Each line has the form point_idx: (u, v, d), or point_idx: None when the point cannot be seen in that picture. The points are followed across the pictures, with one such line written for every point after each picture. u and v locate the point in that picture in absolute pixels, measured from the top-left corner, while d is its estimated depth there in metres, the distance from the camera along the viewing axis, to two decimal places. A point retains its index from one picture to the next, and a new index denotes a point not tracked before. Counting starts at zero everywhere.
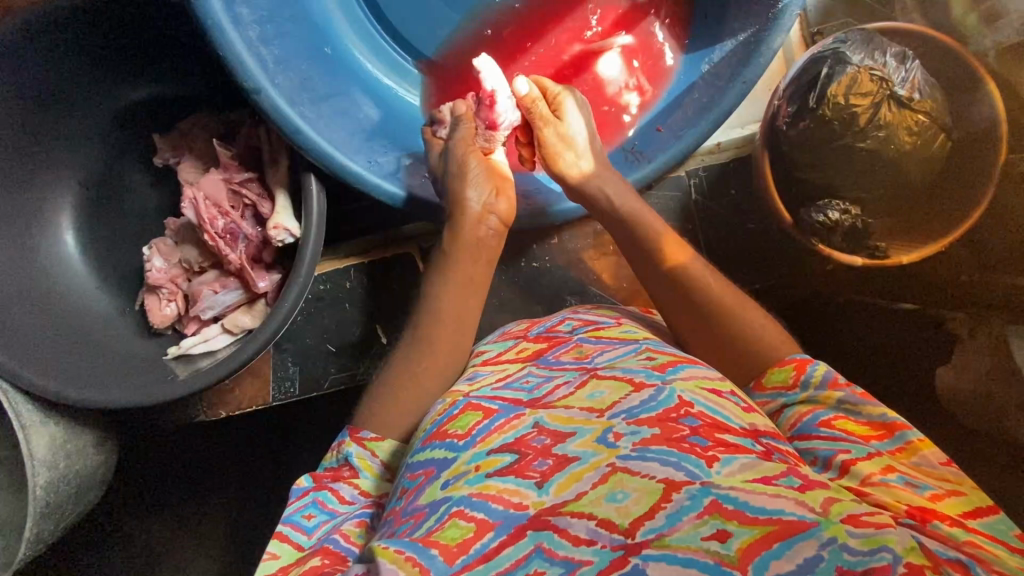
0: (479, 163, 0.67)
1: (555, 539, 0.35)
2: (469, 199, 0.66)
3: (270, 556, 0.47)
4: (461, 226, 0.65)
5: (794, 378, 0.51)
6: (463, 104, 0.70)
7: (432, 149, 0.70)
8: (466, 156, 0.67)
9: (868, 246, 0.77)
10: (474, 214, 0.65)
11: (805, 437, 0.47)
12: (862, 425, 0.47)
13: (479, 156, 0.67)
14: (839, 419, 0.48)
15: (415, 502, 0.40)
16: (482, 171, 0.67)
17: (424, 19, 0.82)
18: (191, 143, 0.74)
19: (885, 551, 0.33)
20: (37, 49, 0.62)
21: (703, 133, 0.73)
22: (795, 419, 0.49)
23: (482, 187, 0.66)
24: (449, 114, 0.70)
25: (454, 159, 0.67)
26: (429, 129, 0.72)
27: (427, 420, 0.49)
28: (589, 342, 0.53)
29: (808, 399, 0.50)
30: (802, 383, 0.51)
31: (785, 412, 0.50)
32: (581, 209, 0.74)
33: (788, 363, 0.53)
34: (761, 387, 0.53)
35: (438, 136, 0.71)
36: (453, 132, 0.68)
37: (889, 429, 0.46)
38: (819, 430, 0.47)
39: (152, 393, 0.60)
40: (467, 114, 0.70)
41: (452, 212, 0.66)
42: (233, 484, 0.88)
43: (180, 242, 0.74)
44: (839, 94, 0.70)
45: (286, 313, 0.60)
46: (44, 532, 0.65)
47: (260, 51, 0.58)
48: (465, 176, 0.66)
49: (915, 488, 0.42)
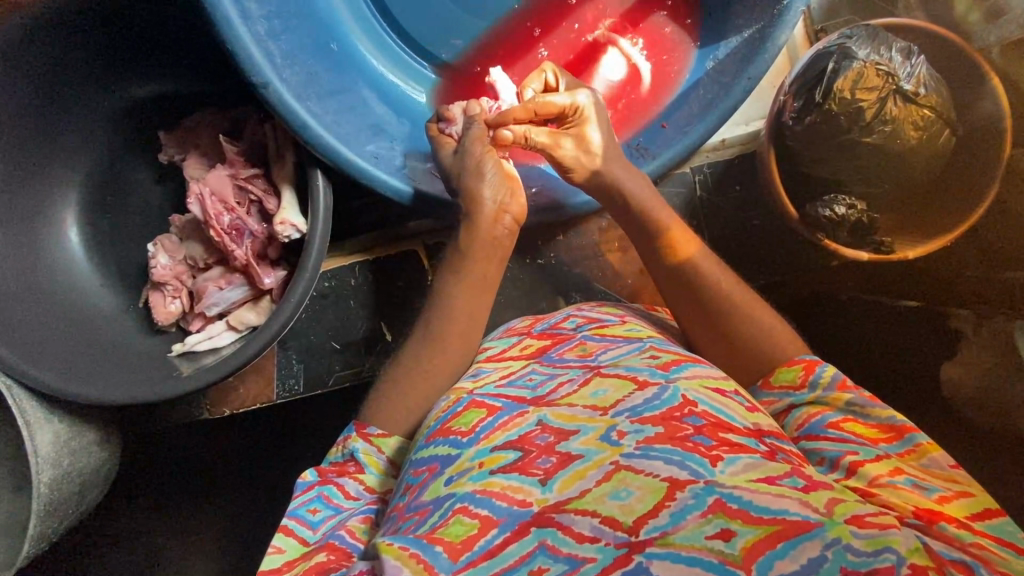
0: (496, 163, 0.64)
1: (559, 536, 0.35)
2: (485, 198, 0.63)
3: (275, 550, 0.47)
4: (476, 224, 0.63)
5: (802, 378, 0.52)
6: (476, 104, 0.67)
7: (444, 148, 0.67)
8: (483, 155, 0.64)
9: (874, 241, 0.78)
10: (490, 214, 0.63)
11: (812, 437, 0.48)
12: (871, 428, 0.47)
13: (495, 155, 0.64)
14: (848, 422, 0.48)
15: (419, 498, 0.40)
16: (498, 172, 0.64)
17: (424, 17, 0.82)
18: (197, 140, 0.74)
19: (889, 552, 0.33)
20: (43, 46, 0.63)
21: (709, 130, 0.72)
22: (802, 420, 0.49)
23: (499, 187, 0.63)
24: (461, 114, 0.68)
25: (471, 156, 0.64)
26: (435, 127, 0.69)
27: (431, 417, 0.49)
28: (593, 340, 0.53)
29: (816, 401, 0.50)
30: (810, 384, 0.51)
31: (794, 413, 0.50)
32: (592, 202, 0.74)
33: (797, 363, 0.53)
34: (769, 386, 0.54)
35: (449, 134, 0.68)
36: (467, 130, 0.65)
37: (897, 432, 0.46)
38: (827, 432, 0.47)
39: (158, 389, 0.61)
40: (482, 114, 0.66)
41: (466, 211, 0.63)
42: (238, 480, 0.88)
43: (185, 239, 0.74)
44: (845, 89, 0.69)
45: (291, 310, 0.60)
46: (46, 530, 0.65)
47: (268, 46, 0.58)
48: (482, 174, 0.63)
49: (923, 490, 0.42)
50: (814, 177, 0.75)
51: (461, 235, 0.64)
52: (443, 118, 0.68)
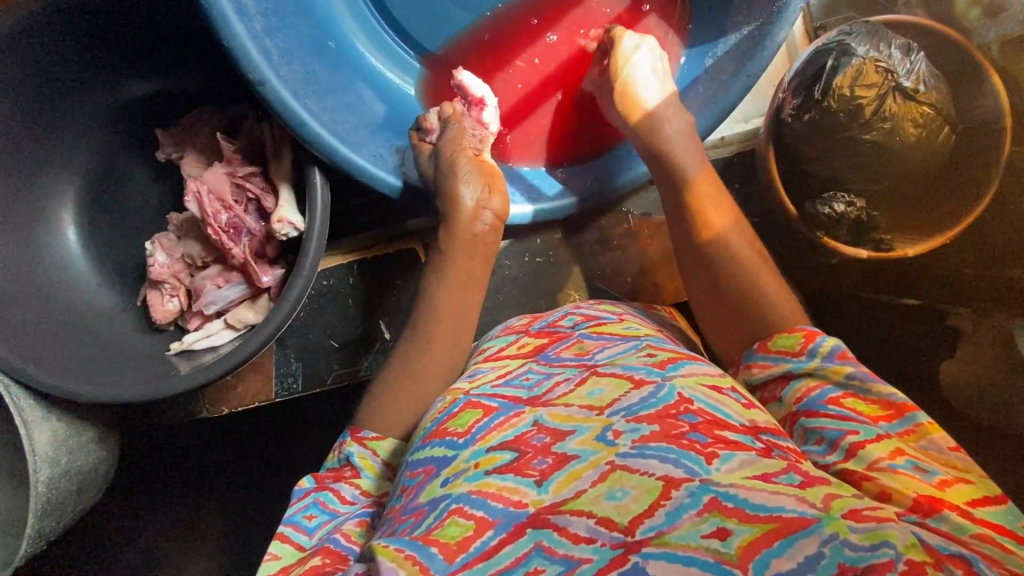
0: (470, 162, 0.66)
1: (555, 538, 0.35)
2: (464, 198, 0.65)
3: (271, 556, 0.47)
4: (456, 223, 0.65)
5: (801, 345, 0.51)
6: (449, 107, 0.71)
7: (420, 153, 0.69)
8: (455, 154, 0.66)
9: (872, 238, 0.77)
10: (469, 211, 0.65)
11: (812, 415, 0.47)
12: (871, 405, 0.46)
13: (469, 155, 0.66)
14: (849, 398, 0.47)
15: (416, 500, 0.40)
16: (473, 169, 0.66)
17: (441, 26, 0.83)
18: (194, 138, 0.74)
19: (886, 546, 0.33)
20: (38, 43, 0.62)
21: (705, 128, 0.74)
22: (801, 394, 0.49)
23: (475, 184, 0.65)
24: (436, 120, 0.70)
25: (445, 159, 0.66)
26: (416, 135, 0.72)
27: (428, 417, 0.49)
28: (590, 339, 0.53)
29: (815, 372, 0.49)
30: (809, 352, 0.50)
31: (791, 385, 0.50)
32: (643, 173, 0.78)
33: (798, 331, 0.52)
34: (766, 350, 0.53)
35: (427, 141, 0.70)
36: (442, 135, 0.68)
37: (898, 410, 0.46)
38: (827, 408, 0.47)
39: (156, 388, 0.61)
40: (455, 117, 0.70)
41: (447, 211, 0.65)
42: (238, 480, 0.88)
43: (182, 237, 0.74)
44: (843, 86, 0.69)
45: (289, 310, 0.60)
46: (45, 529, 0.65)
47: (265, 44, 0.58)
48: (457, 174, 0.65)
49: (924, 474, 0.42)
50: (814, 176, 0.75)
51: (440, 233, 0.65)
52: (422, 127, 0.71)
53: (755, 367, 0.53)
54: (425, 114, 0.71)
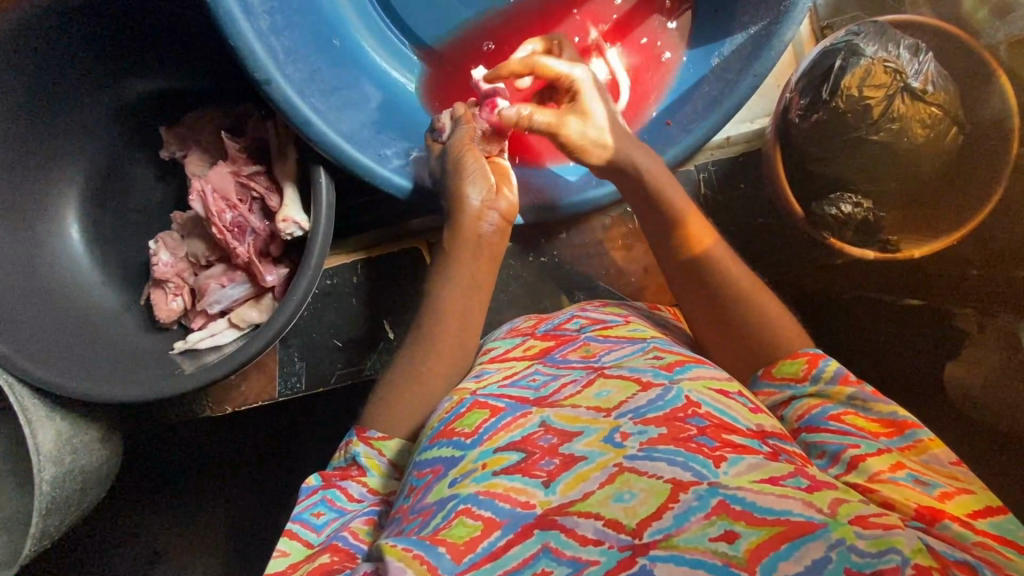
0: (477, 160, 0.65)
1: (563, 539, 0.35)
2: (470, 198, 0.64)
3: (280, 553, 0.47)
4: (461, 224, 0.64)
5: (805, 371, 0.51)
6: (461, 108, 0.70)
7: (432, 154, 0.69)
8: (462, 155, 0.65)
9: (879, 240, 0.76)
10: (475, 212, 0.64)
11: (813, 430, 0.47)
12: (872, 422, 0.46)
13: (477, 153, 0.65)
14: (849, 415, 0.47)
15: (424, 500, 0.40)
16: (480, 168, 0.65)
17: (447, 24, 0.83)
18: (198, 136, 0.74)
19: (893, 552, 0.33)
20: (43, 40, 0.62)
21: (716, 125, 0.73)
22: (802, 411, 0.49)
23: (481, 184, 0.64)
24: (448, 120, 0.70)
25: (452, 158, 0.66)
26: (430, 137, 0.71)
27: (434, 417, 0.49)
28: (596, 342, 0.53)
29: (817, 393, 0.49)
30: (812, 378, 0.50)
31: (794, 405, 0.50)
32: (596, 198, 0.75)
33: (801, 356, 0.52)
34: (770, 376, 0.53)
35: (440, 142, 0.70)
36: (451, 135, 0.68)
37: (898, 427, 0.46)
38: (829, 424, 0.47)
39: (159, 389, 0.61)
40: (466, 117, 0.69)
41: (451, 211, 0.65)
42: (241, 479, 0.88)
43: (187, 235, 0.74)
44: (852, 86, 0.68)
45: (294, 309, 0.60)
46: (49, 529, 0.65)
47: (271, 41, 0.58)
48: (463, 172, 0.64)
49: (924, 486, 0.42)
50: (819, 176, 0.74)
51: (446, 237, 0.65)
52: (436, 129, 0.70)
53: (761, 394, 0.53)
54: (440, 117, 0.71)
